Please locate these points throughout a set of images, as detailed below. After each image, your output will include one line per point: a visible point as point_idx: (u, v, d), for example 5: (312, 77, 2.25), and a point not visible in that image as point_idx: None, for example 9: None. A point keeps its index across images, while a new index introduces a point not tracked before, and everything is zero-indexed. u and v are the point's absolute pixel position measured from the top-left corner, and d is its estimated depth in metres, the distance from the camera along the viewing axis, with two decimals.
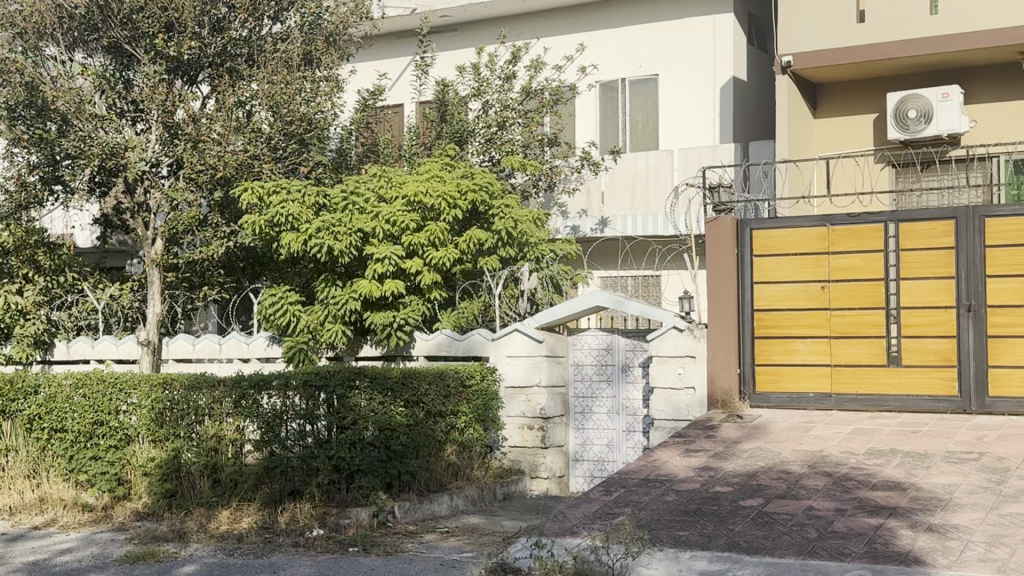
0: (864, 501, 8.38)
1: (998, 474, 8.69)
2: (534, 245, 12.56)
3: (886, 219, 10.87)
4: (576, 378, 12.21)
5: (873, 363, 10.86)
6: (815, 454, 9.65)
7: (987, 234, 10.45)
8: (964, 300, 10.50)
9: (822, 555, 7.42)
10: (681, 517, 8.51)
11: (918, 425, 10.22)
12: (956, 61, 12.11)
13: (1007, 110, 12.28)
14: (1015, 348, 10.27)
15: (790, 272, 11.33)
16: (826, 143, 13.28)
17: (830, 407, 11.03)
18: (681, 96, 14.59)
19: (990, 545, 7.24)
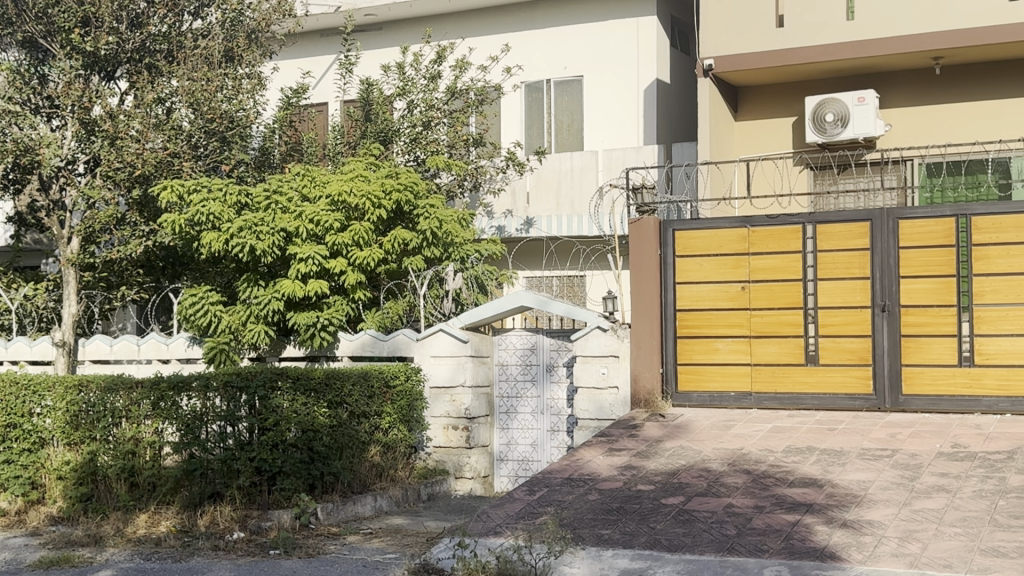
0: (781, 498, 8.53)
1: (911, 470, 8.90)
2: (460, 245, 12.44)
3: (804, 220, 11.08)
4: (500, 378, 12.22)
5: (791, 362, 11.06)
6: (735, 452, 9.79)
7: (901, 235, 10.68)
8: (879, 301, 10.72)
9: (741, 551, 7.53)
10: (603, 516, 8.58)
11: (834, 423, 10.42)
12: (873, 65, 12.37)
13: (921, 114, 12.58)
14: (927, 348, 10.54)
15: (712, 272, 11.47)
16: (748, 146, 13.48)
17: (750, 405, 11.21)
18: (606, 98, 14.70)
19: (903, 540, 7.41)
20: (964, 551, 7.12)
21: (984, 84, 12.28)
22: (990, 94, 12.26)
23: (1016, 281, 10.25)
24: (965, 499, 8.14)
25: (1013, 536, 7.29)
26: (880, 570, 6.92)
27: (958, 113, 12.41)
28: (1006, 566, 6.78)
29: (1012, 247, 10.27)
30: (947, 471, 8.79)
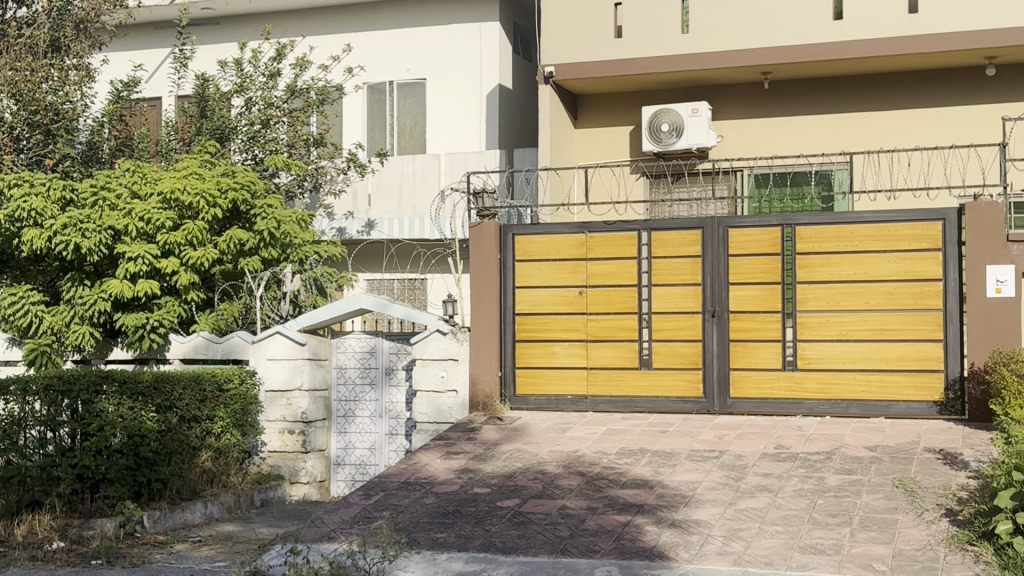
0: (614, 500, 8.69)
1: (737, 470, 9.20)
2: (297, 246, 12.22)
3: (639, 227, 11.32)
4: (338, 382, 12.07)
5: (626, 366, 11.30)
6: (570, 455, 9.93)
7: (730, 243, 11.03)
8: (709, 306, 11.06)
9: (574, 552, 7.64)
10: (439, 519, 8.57)
11: (666, 425, 10.69)
12: (706, 78, 12.76)
13: (751, 126, 13.02)
14: (754, 352, 10.92)
15: (550, 276, 11.61)
16: (587, 153, 13.71)
17: (585, 408, 11.40)
18: (448, 101, 14.73)
19: (728, 539, 7.64)
20: (785, 548, 7.39)
21: (811, 99, 12.81)
22: (814, 110, 12.81)
23: (837, 288, 10.71)
24: (786, 498, 8.46)
25: (829, 534, 7.60)
26: (706, 568, 7.12)
27: (786, 126, 12.91)
28: (823, 563, 7.06)
29: (832, 256, 10.73)
30: (771, 471, 9.12)
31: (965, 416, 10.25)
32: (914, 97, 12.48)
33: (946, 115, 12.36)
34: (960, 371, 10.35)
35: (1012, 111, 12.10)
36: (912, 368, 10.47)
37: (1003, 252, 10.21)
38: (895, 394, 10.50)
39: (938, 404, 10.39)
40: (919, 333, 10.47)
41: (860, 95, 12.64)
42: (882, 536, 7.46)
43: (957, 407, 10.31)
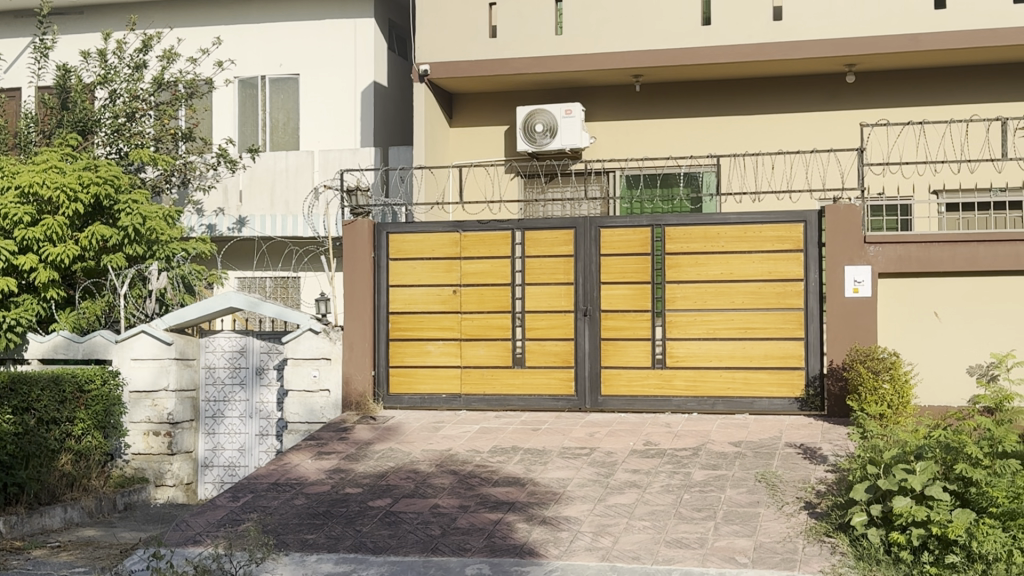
0: (485, 497, 8.72)
1: (606, 467, 9.33)
2: (164, 243, 11.88)
3: (513, 227, 11.38)
4: (206, 382, 11.83)
5: (499, 364, 11.37)
6: (443, 454, 9.92)
7: (602, 243, 11.17)
8: (581, 305, 11.19)
9: (444, 551, 7.64)
10: (308, 520, 8.47)
11: (538, 423, 10.78)
12: (579, 79, 12.91)
13: (623, 128, 13.23)
14: (625, 350, 11.10)
15: (424, 275, 11.59)
16: (462, 153, 13.72)
17: (459, 407, 11.41)
18: (321, 97, 14.56)
19: (596, 535, 7.75)
20: (651, 543, 7.52)
21: (681, 102, 13.08)
22: (684, 113, 13.08)
23: (704, 288, 10.95)
24: (654, 493, 8.62)
25: (694, 528, 7.77)
26: (575, 564, 7.20)
27: (656, 129, 13.15)
28: (687, 557, 7.20)
29: (700, 256, 10.96)
30: (639, 467, 9.27)
31: (824, 412, 10.60)
32: (778, 102, 12.84)
33: (808, 120, 12.76)
34: (820, 368, 10.68)
35: (869, 118, 12.57)
36: (774, 366, 10.77)
37: (860, 253, 10.54)
38: (758, 391, 10.78)
39: (799, 400, 10.70)
40: (781, 331, 10.78)
41: (727, 100, 12.96)
42: (744, 529, 7.66)
43: (817, 403, 10.64)
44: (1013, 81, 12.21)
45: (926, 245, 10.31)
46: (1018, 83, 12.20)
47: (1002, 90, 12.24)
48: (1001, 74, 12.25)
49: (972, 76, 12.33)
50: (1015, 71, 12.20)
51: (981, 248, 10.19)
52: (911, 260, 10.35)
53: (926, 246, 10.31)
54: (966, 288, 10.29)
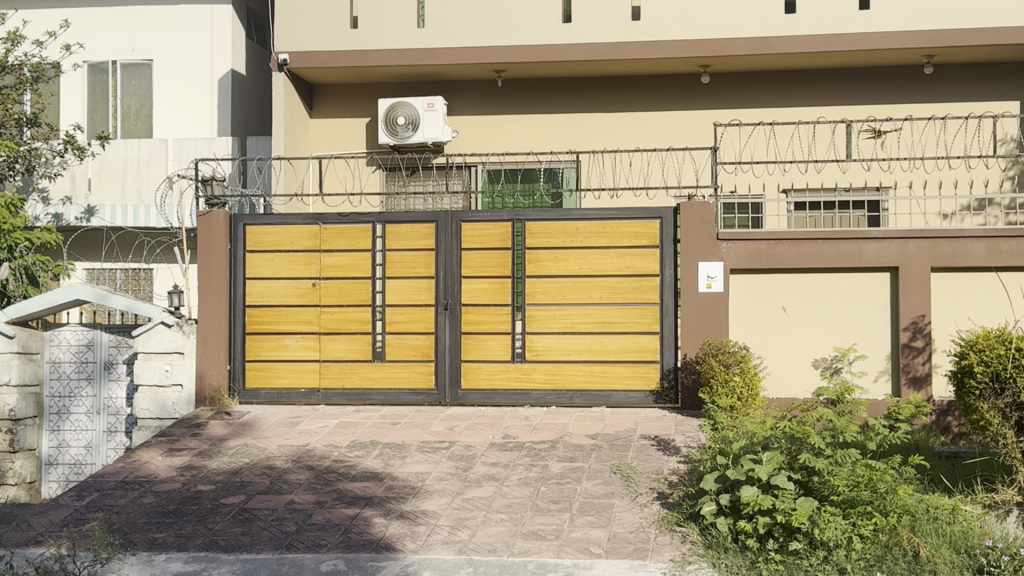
0: (342, 493, 8.63)
1: (465, 461, 9.35)
2: (8, 230, 11.50)
3: (374, 219, 11.29)
4: (50, 377, 11.39)
5: (358, 359, 11.27)
6: (300, 449, 9.78)
7: (463, 237, 11.17)
8: (442, 299, 11.18)
9: (299, 548, 7.51)
10: (158, 518, 8.24)
11: (397, 418, 10.73)
12: (441, 72, 12.89)
13: (485, 122, 13.28)
14: (486, 344, 11.13)
15: (282, 268, 11.41)
16: (322, 144, 13.53)
17: (317, 401, 11.29)
18: (175, 85, 14.19)
19: (454, 528, 7.74)
20: (508, 535, 7.55)
21: (542, 98, 13.20)
22: (546, 109, 13.20)
23: (564, 283, 11.07)
24: (511, 486, 8.67)
25: (550, 520, 7.85)
26: (431, 557, 7.14)
27: (519, 124, 13.23)
28: (543, 548, 7.24)
29: (560, 251, 11.07)
30: (497, 460, 9.32)
31: (678, 405, 10.84)
32: (637, 100, 13.08)
33: (665, 119, 13.02)
34: (674, 362, 10.92)
35: (723, 117, 12.90)
36: (631, 359, 10.97)
37: (711, 250, 10.73)
38: (615, 384, 10.97)
39: (654, 393, 10.93)
40: (638, 326, 10.98)
41: (588, 97, 13.13)
42: (599, 520, 7.77)
43: (671, 396, 10.88)
44: (858, 84, 12.71)
45: (774, 243, 10.59)
46: (863, 87, 12.71)
47: (848, 94, 12.73)
48: (847, 77, 12.74)
49: (820, 79, 12.79)
50: (858, 76, 12.71)
51: (826, 245, 10.51)
52: (761, 256, 10.62)
53: (774, 244, 10.60)
54: (812, 283, 10.63)
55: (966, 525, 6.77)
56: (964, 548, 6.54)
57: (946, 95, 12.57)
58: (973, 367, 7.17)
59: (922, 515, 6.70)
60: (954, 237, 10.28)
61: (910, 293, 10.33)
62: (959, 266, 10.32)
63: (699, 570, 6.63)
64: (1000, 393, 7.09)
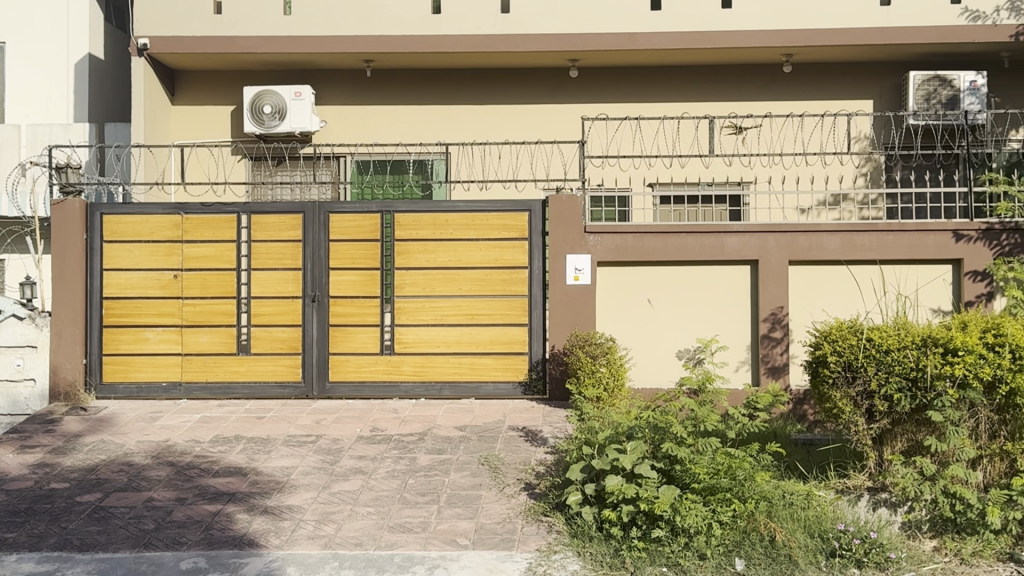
0: (204, 489, 8.44)
1: (331, 454, 9.24)
2: None
3: (239, 210, 11.06)
4: None
5: (222, 352, 11.05)
6: (160, 444, 9.53)
7: (331, 228, 11.03)
8: (310, 291, 11.02)
9: (158, 545, 7.27)
10: (8, 518, 7.91)
11: (263, 411, 10.54)
12: (310, 62, 12.70)
13: (352, 113, 13.16)
14: (354, 336, 11.03)
15: (142, 258, 11.10)
16: (186, 131, 13.20)
17: (179, 395, 11.03)
18: (29, 69, 13.64)
19: (319, 523, 7.63)
20: (374, 529, 7.47)
21: (411, 89, 13.15)
22: (415, 100, 13.15)
23: (433, 275, 11.04)
24: (378, 479, 8.60)
25: (418, 512, 7.80)
26: (295, 553, 7.00)
27: (387, 115, 13.15)
28: (409, 541, 7.18)
29: (429, 243, 11.04)
30: (364, 453, 9.24)
31: (545, 396, 10.95)
32: (506, 93, 13.13)
33: (534, 112, 13.11)
34: (542, 353, 11.01)
35: (590, 111, 13.07)
36: (500, 351, 11.02)
37: (580, 242, 10.82)
38: (484, 376, 11.00)
39: (522, 384, 11.00)
40: (507, 318, 11.03)
41: (457, 89, 13.13)
42: (466, 512, 7.77)
43: (539, 387, 10.96)
44: (721, 81, 13.01)
45: (641, 236, 10.75)
46: (726, 83, 13.01)
47: (711, 91, 13.02)
48: (710, 75, 13.03)
49: (684, 75, 13.04)
50: (720, 73, 13.02)
51: (690, 238, 10.71)
52: (627, 249, 10.76)
53: (640, 237, 10.75)
54: (676, 276, 10.84)
55: (820, 510, 6.94)
56: (817, 532, 6.72)
57: (804, 93, 12.97)
58: (828, 357, 7.28)
59: (778, 500, 6.87)
60: (810, 231, 10.58)
61: (769, 286, 10.60)
62: (815, 259, 10.62)
63: (565, 559, 6.67)
64: (851, 381, 7.21)
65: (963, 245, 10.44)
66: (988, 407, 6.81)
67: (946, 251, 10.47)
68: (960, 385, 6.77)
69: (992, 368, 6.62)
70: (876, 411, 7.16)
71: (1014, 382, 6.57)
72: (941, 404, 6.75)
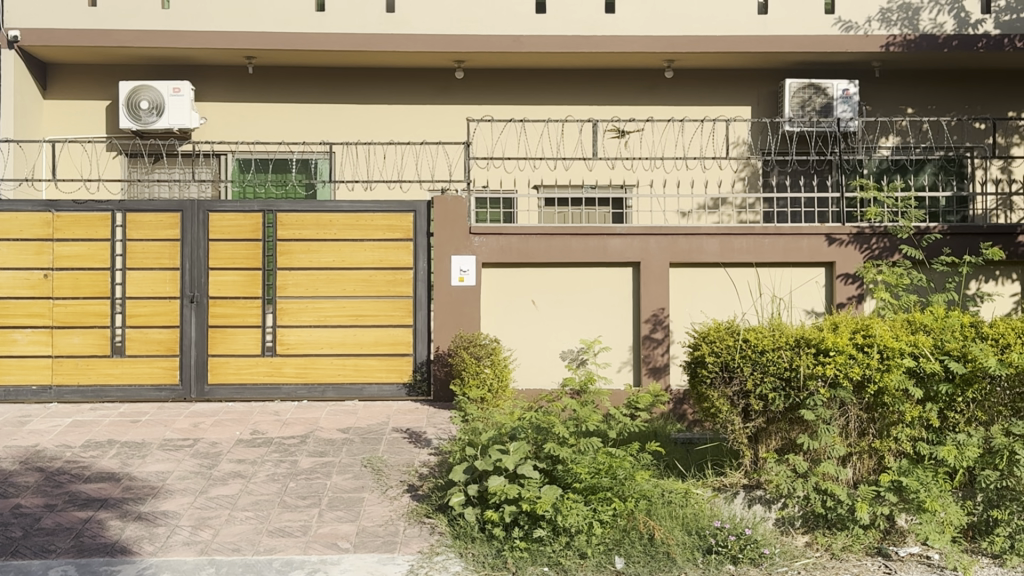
0: (74, 495, 8.17)
1: (209, 458, 9.04)
2: None
3: (113, 208, 10.78)
4: None
5: (96, 354, 10.78)
6: (28, 450, 9.19)
7: (210, 227, 10.81)
8: (188, 292, 10.80)
9: (25, 554, 6.99)
10: None
11: (138, 415, 10.27)
12: (189, 57, 12.44)
13: (234, 110, 12.92)
14: (233, 338, 10.83)
15: (10, 258, 10.74)
16: (59, 126, 12.78)
17: (49, 399, 10.71)
18: None
19: (196, 528, 7.45)
20: (253, 533, 7.32)
21: (295, 87, 12.98)
22: (299, 98, 12.98)
23: (315, 275, 10.90)
24: (258, 483, 8.45)
25: (298, 516, 7.68)
26: (170, 560, 6.81)
27: (270, 113, 12.95)
28: (289, 545, 7.05)
29: (311, 243, 10.89)
30: (244, 457, 9.07)
31: (430, 397, 10.91)
32: (392, 93, 13.06)
33: (419, 113, 13.07)
34: (427, 354, 10.98)
35: (475, 113, 13.09)
36: (384, 352, 10.95)
37: (464, 243, 10.78)
38: (368, 377, 10.91)
39: (406, 385, 10.95)
40: (391, 318, 10.97)
41: (342, 88, 13.01)
42: (348, 515, 7.68)
43: (423, 388, 10.94)
44: (605, 86, 13.16)
45: (525, 237, 10.79)
46: (609, 87, 13.17)
47: (594, 95, 13.16)
48: (593, 80, 13.17)
49: (568, 79, 13.16)
50: (603, 78, 13.17)
51: (574, 240, 10.79)
52: (512, 251, 10.79)
53: (525, 238, 10.79)
54: (561, 277, 10.91)
55: (697, 507, 7.06)
56: (695, 529, 6.81)
57: (684, 98, 13.21)
58: (705, 358, 7.39)
59: (657, 499, 6.93)
60: (690, 234, 10.78)
61: (650, 287, 10.76)
62: (695, 262, 10.83)
63: (446, 560, 6.63)
64: (728, 381, 7.34)
65: (836, 249, 10.76)
66: (857, 406, 6.99)
67: (819, 254, 10.77)
68: (831, 384, 6.96)
69: (861, 368, 6.82)
70: (752, 410, 7.31)
71: (881, 381, 6.77)
72: (813, 403, 6.95)
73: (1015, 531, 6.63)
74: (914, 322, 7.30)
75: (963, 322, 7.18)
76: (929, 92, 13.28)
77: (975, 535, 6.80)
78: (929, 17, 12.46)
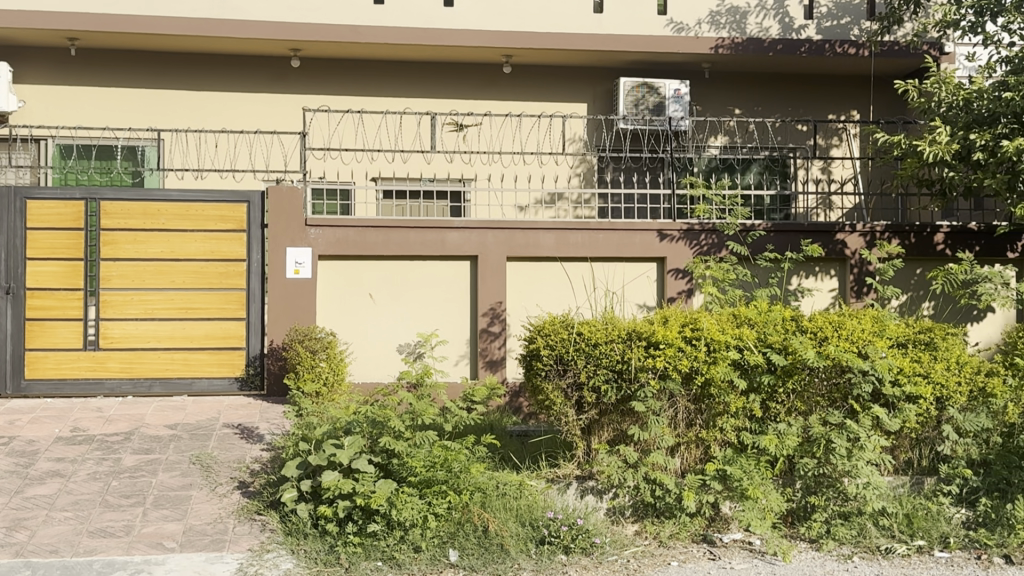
0: None
1: (26, 457, 8.62)
2: None
3: None
4: None
5: None
6: None
7: (28, 215, 10.33)
8: (3, 283, 10.31)
9: None
10: None
11: None
12: (8, 37, 11.86)
13: (55, 94, 12.37)
14: (52, 331, 10.40)
15: None
16: None
17: None
18: None
19: (10, 530, 7.08)
20: (72, 534, 7.01)
21: (122, 71, 12.51)
22: (126, 83, 12.52)
23: (143, 267, 10.52)
24: (79, 482, 8.10)
25: (121, 515, 7.39)
26: None
27: (94, 97, 12.44)
28: (110, 546, 6.77)
29: (139, 234, 10.51)
30: (64, 455, 8.68)
31: (263, 391, 10.68)
32: (226, 80, 12.73)
33: (254, 101, 12.79)
34: (260, 348, 10.74)
35: (312, 103, 12.89)
36: (215, 346, 10.67)
37: (300, 235, 10.57)
38: (197, 371, 10.60)
39: (238, 380, 10.69)
40: (223, 312, 10.70)
41: (173, 73, 12.61)
42: (174, 514, 7.43)
43: (256, 382, 10.70)
44: (444, 79, 13.15)
45: (363, 230, 10.65)
46: (448, 81, 13.16)
47: (433, 87, 13.13)
48: (432, 73, 13.14)
49: (407, 71, 13.10)
50: (443, 71, 13.15)
51: (412, 233, 10.72)
52: (349, 243, 10.64)
53: (363, 231, 10.66)
54: (397, 270, 10.83)
55: (531, 499, 7.06)
56: (528, 521, 6.84)
57: (522, 94, 13.32)
58: (539, 350, 7.39)
59: (492, 491, 6.96)
60: (528, 229, 10.86)
61: (487, 281, 10.79)
62: (532, 256, 10.92)
63: (277, 557, 6.49)
64: (562, 374, 7.37)
65: (667, 244, 11.03)
66: (685, 397, 7.16)
67: (652, 250, 11.02)
68: (661, 377, 7.12)
69: (689, 360, 6.99)
70: (585, 402, 7.38)
71: (708, 373, 6.95)
72: (644, 395, 7.08)
73: (831, 516, 6.88)
74: (740, 315, 7.52)
75: (785, 316, 7.46)
76: (755, 94, 13.77)
77: (794, 521, 7.02)
78: (755, 22, 12.96)
